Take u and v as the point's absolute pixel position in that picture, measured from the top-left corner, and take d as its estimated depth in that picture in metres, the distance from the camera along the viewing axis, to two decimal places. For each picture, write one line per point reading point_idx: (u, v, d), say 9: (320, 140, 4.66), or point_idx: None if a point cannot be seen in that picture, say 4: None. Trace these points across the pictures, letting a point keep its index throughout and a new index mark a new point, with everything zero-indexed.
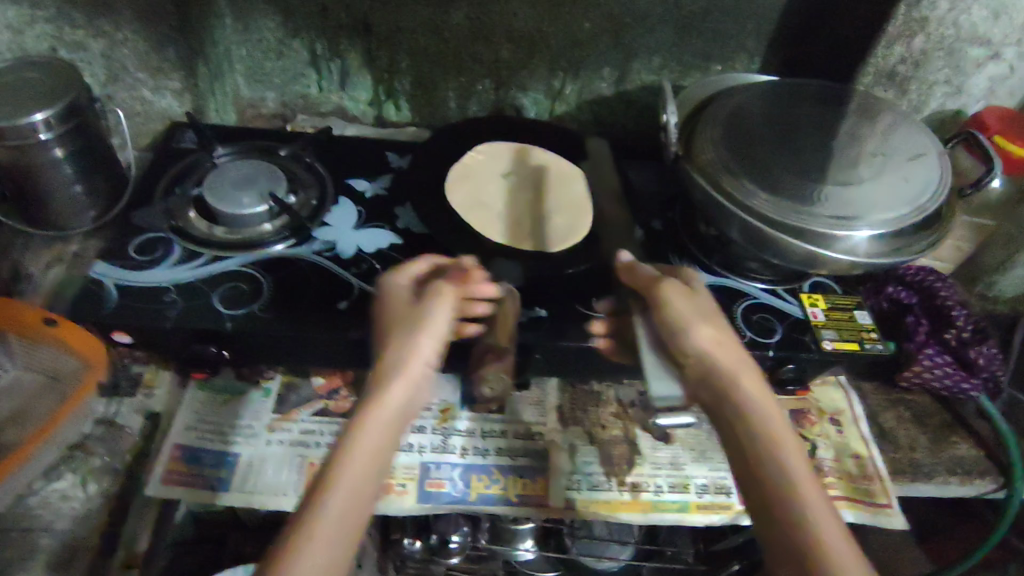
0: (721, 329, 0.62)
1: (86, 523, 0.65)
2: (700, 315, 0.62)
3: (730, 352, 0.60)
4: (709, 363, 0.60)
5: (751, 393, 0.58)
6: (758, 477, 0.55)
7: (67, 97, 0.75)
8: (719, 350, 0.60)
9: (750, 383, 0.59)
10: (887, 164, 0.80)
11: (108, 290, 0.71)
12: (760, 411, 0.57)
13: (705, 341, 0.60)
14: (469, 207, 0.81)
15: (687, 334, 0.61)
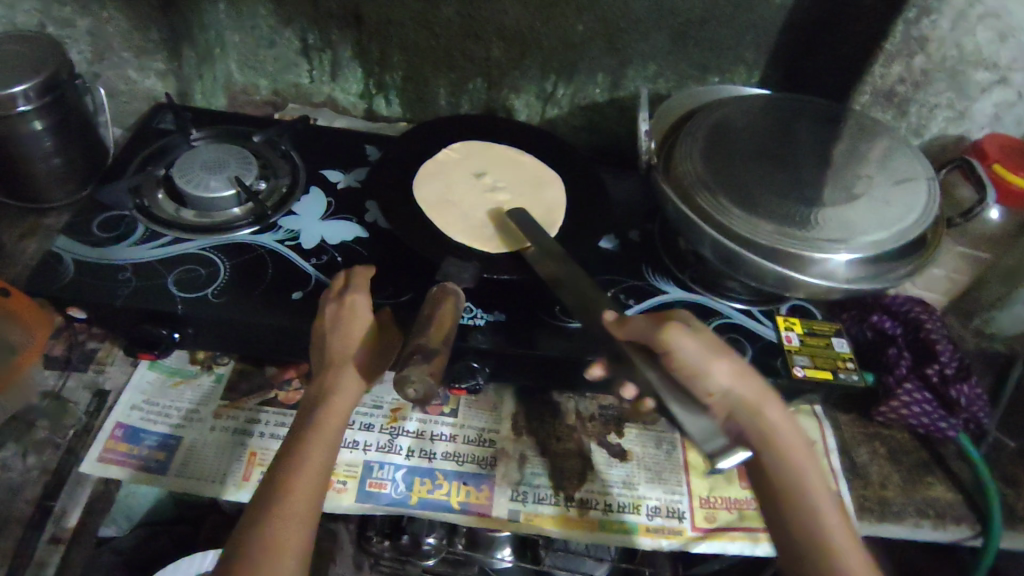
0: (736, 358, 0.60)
1: (19, 494, 0.65)
2: (712, 347, 0.58)
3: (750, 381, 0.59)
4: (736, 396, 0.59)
5: (775, 423, 0.59)
6: (798, 511, 0.56)
7: (47, 71, 0.77)
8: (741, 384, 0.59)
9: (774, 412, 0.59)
10: (872, 186, 0.77)
11: (65, 265, 0.71)
12: (784, 440, 0.58)
13: (727, 377, 0.58)
14: (435, 204, 0.80)
15: (713, 376, 0.57)
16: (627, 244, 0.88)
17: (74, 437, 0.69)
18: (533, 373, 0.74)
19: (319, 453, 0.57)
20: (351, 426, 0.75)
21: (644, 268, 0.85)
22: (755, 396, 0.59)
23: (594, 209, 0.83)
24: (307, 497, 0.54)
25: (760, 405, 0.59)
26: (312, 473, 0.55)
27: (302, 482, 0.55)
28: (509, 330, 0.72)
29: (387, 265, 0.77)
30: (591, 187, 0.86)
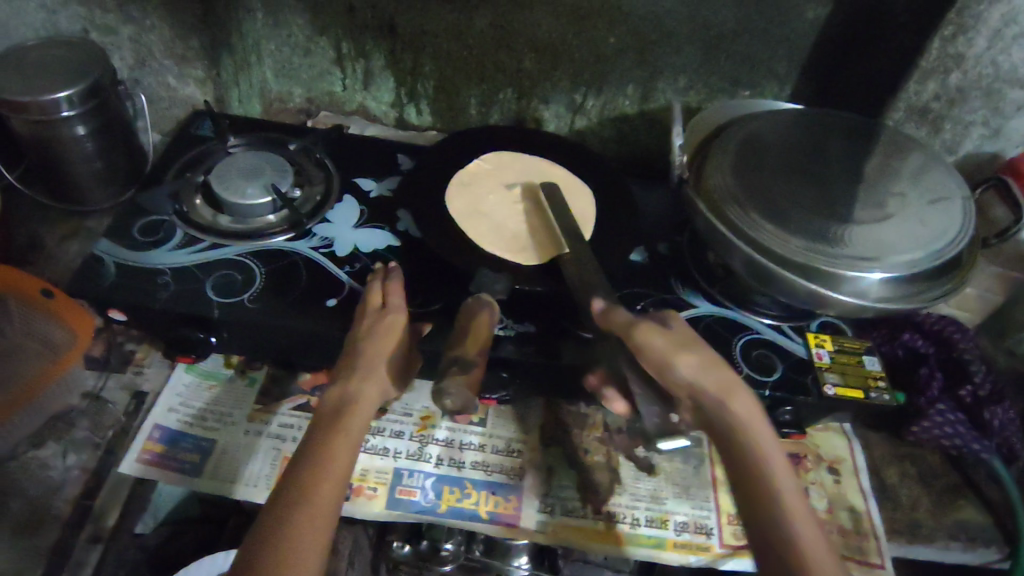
0: (708, 352, 0.58)
1: (60, 492, 0.67)
2: (677, 342, 0.58)
3: (718, 371, 0.57)
4: (702, 387, 0.56)
5: (744, 414, 0.56)
6: (766, 507, 0.52)
7: (91, 78, 0.78)
8: (705, 373, 0.57)
9: (743, 404, 0.56)
10: (907, 206, 0.76)
11: (106, 268, 0.73)
12: (753, 432, 0.55)
13: (692, 368, 0.57)
14: (467, 215, 0.80)
15: (676, 369, 0.56)
16: (656, 256, 0.89)
17: (113, 437, 0.71)
18: (562, 385, 0.74)
19: (340, 459, 0.56)
20: (382, 433, 0.76)
21: (674, 281, 0.85)
22: (726, 387, 0.57)
23: (625, 221, 0.83)
24: (325, 505, 0.53)
25: (726, 395, 0.56)
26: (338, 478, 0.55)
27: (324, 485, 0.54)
28: (540, 342, 0.72)
29: (419, 274, 0.77)
30: (621, 199, 0.86)
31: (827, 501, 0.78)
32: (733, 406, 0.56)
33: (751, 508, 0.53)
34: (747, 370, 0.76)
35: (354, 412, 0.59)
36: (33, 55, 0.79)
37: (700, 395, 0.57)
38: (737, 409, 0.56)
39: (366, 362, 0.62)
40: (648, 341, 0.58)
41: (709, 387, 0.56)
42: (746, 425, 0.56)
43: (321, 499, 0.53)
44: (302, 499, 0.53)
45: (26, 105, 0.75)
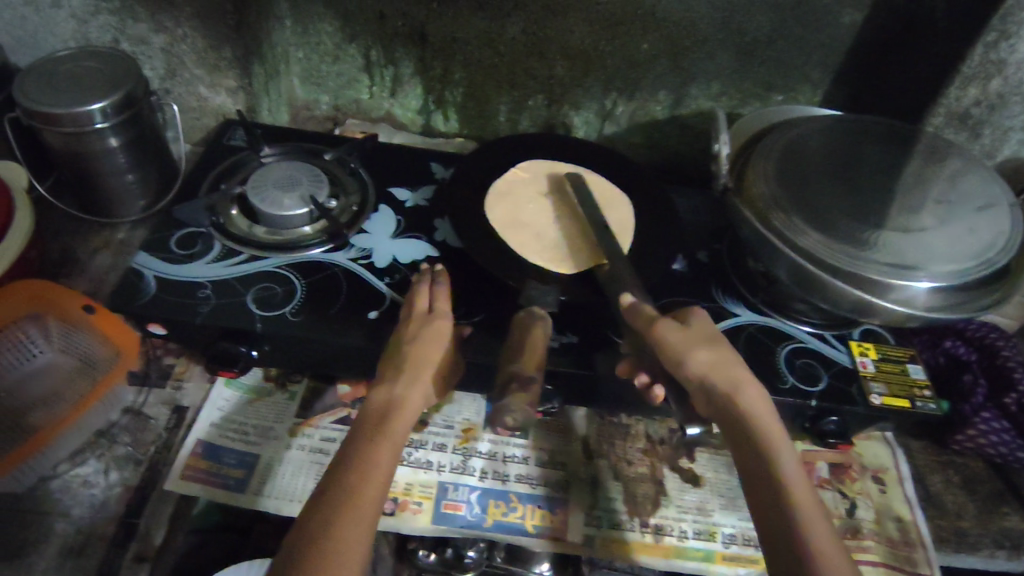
0: (720, 350, 0.60)
1: (103, 511, 0.66)
2: (691, 340, 0.59)
3: (726, 367, 0.59)
4: (711, 381, 0.58)
5: (750, 406, 0.57)
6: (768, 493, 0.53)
7: (123, 88, 0.77)
8: (713, 369, 0.58)
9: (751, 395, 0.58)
10: (955, 214, 0.75)
11: (146, 282, 0.72)
12: (760, 422, 0.56)
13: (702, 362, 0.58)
14: (508, 224, 0.79)
15: (686, 364, 0.58)
16: (694, 263, 0.88)
17: (155, 453, 0.70)
18: (606, 397, 0.74)
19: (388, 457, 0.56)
20: (425, 446, 0.75)
21: (714, 290, 0.85)
22: (735, 380, 0.58)
23: (664, 230, 0.83)
24: (372, 500, 0.53)
25: (736, 389, 0.57)
26: (381, 482, 0.54)
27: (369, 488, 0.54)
28: (586, 353, 0.71)
29: (459, 285, 0.77)
30: (659, 207, 0.85)
31: (874, 511, 0.78)
32: (742, 398, 0.57)
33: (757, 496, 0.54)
34: (793, 380, 0.75)
35: (396, 417, 0.58)
36: (66, 65, 0.79)
37: (710, 390, 0.58)
38: (746, 400, 0.57)
39: (413, 365, 0.62)
40: (663, 339, 0.59)
41: (718, 380, 0.58)
42: (757, 417, 0.57)
43: (363, 501, 0.53)
44: (348, 501, 0.52)
45: (60, 117, 0.74)
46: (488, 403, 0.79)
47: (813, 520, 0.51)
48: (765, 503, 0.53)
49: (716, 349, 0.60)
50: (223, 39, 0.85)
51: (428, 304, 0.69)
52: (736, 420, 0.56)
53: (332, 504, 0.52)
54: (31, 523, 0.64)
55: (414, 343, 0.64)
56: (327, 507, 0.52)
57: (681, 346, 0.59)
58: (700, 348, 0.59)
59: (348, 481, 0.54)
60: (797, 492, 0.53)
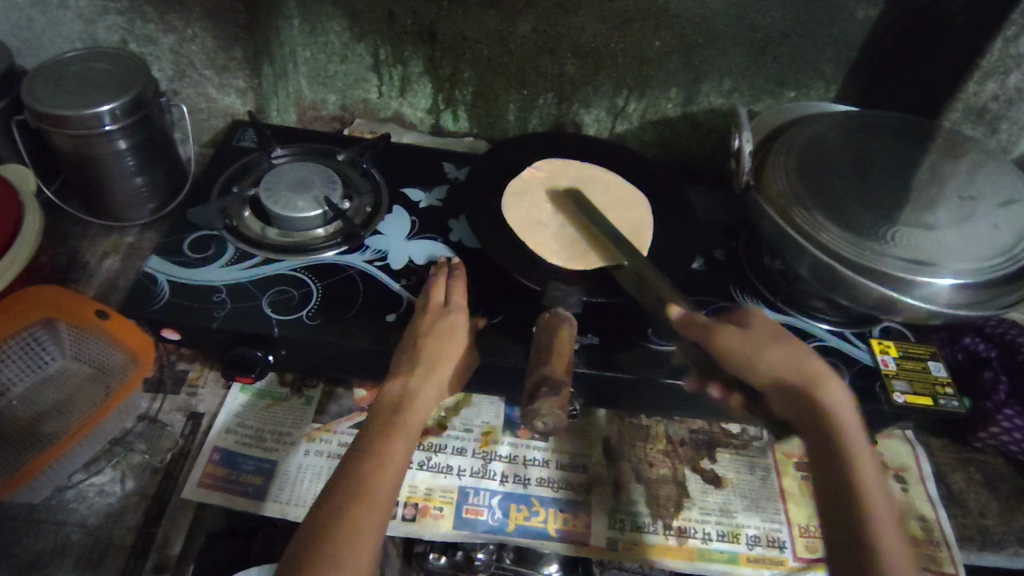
0: (794, 349, 0.61)
1: (121, 520, 0.65)
2: (761, 343, 0.61)
3: (802, 367, 0.60)
4: (787, 380, 0.60)
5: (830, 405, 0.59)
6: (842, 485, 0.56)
7: (134, 90, 0.76)
8: (790, 369, 0.60)
9: (833, 393, 0.60)
10: (979, 211, 0.74)
11: (160, 286, 0.71)
12: (841, 422, 0.58)
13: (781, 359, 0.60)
14: (524, 224, 0.79)
15: (758, 365, 0.59)
16: (712, 262, 0.87)
17: (172, 461, 0.69)
18: (627, 398, 0.73)
19: (401, 450, 0.57)
20: (444, 451, 0.75)
21: (732, 289, 0.84)
22: (812, 379, 0.60)
23: (682, 228, 0.82)
24: (384, 492, 0.54)
25: (815, 386, 0.60)
26: (392, 475, 0.56)
27: (379, 481, 0.55)
28: (607, 354, 0.70)
29: (478, 286, 0.76)
30: (676, 205, 0.85)
31: (897, 510, 0.77)
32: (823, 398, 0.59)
33: (828, 493, 0.56)
34: None
35: (412, 409, 0.60)
36: (74, 67, 0.78)
37: (788, 388, 0.60)
38: (825, 399, 0.59)
39: (427, 358, 0.63)
40: (733, 340, 0.60)
41: (794, 379, 0.60)
42: (835, 414, 0.59)
43: (375, 495, 0.54)
44: (360, 491, 0.54)
45: (69, 119, 0.73)
46: (506, 406, 0.79)
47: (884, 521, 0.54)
48: (838, 500, 0.56)
49: (792, 349, 0.62)
50: (232, 39, 0.84)
51: (443, 297, 0.70)
52: (814, 418, 0.59)
53: (344, 494, 0.53)
54: (47, 534, 0.63)
55: (430, 336, 0.65)
56: (334, 498, 0.53)
57: (755, 347, 0.61)
58: (777, 347, 0.61)
59: (361, 474, 0.55)
60: (870, 493, 0.55)
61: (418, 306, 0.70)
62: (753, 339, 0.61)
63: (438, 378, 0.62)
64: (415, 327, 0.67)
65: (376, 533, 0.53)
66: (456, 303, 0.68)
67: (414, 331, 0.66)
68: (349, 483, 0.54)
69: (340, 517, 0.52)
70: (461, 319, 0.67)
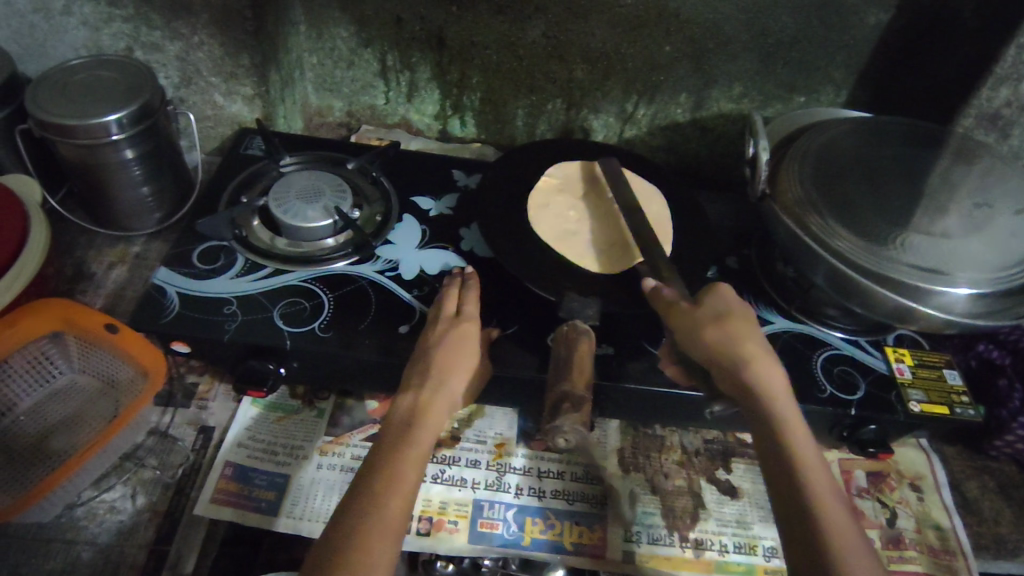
0: (739, 325, 0.61)
1: (132, 537, 0.65)
2: (703, 319, 0.60)
3: (739, 343, 0.59)
4: (725, 359, 0.59)
5: (762, 383, 0.58)
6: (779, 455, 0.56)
7: (141, 98, 0.74)
8: (726, 347, 0.59)
9: (772, 368, 0.59)
10: (996, 218, 0.73)
11: (170, 298, 0.70)
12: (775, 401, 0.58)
13: (723, 334, 0.60)
14: (555, 237, 0.77)
15: (700, 345, 0.59)
16: (724, 271, 0.87)
17: (183, 476, 0.69)
18: (643, 409, 0.72)
19: (414, 467, 0.56)
20: (458, 463, 0.74)
21: (746, 296, 0.84)
22: (751, 357, 0.59)
23: (696, 235, 0.81)
24: (397, 510, 0.53)
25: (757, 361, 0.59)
26: (404, 493, 0.54)
27: (392, 499, 0.53)
28: (622, 365, 0.70)
29: (491, 295, 0.75)
30: (688, 212, 0.84)
31: (913, 520, 0.77)
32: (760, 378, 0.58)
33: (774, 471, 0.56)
34: (831, 389, 0.74)
35: (422, 423, 0.59)
36: (79, 74, 0.76)
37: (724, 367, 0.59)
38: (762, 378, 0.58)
39: (438, 371, 0.62)
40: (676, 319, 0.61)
41: (730, 358, 0.59)
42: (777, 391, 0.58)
43: (387, 514, 0.52)
44: (370, 511, 0.52)
45: (75, 129, 0.71)
46: (519, 417, 0.78)
47: (830, 502, 0.53)
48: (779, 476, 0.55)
49: (734, 324, 0.61)
50: (240, 46, 0.84)
51: (455, 308, 0.69)
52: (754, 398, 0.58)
53: (355, 516, 0.52)
54: (57, 552, 0.63)
55: (439, 348, 0.64)
56: (346, 520, 0.52)
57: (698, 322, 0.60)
58: (714, 324, 0.60)
59: (370, 493, 0.53)
60: (807, 461, 0.55)
61: (428, 318, 0.69)
62: (689, 316, 0.61)
63: (451, 392, 0.61)
64: (424, 339, 0.66)
65: (391, 553, 0.51)
66: (469, 314, 0.68)
67: (425, 344, 0.65)
68: (359, 505, 0.53)
69: (351, 539, 0.51)
70: (474, 330, 0.66)
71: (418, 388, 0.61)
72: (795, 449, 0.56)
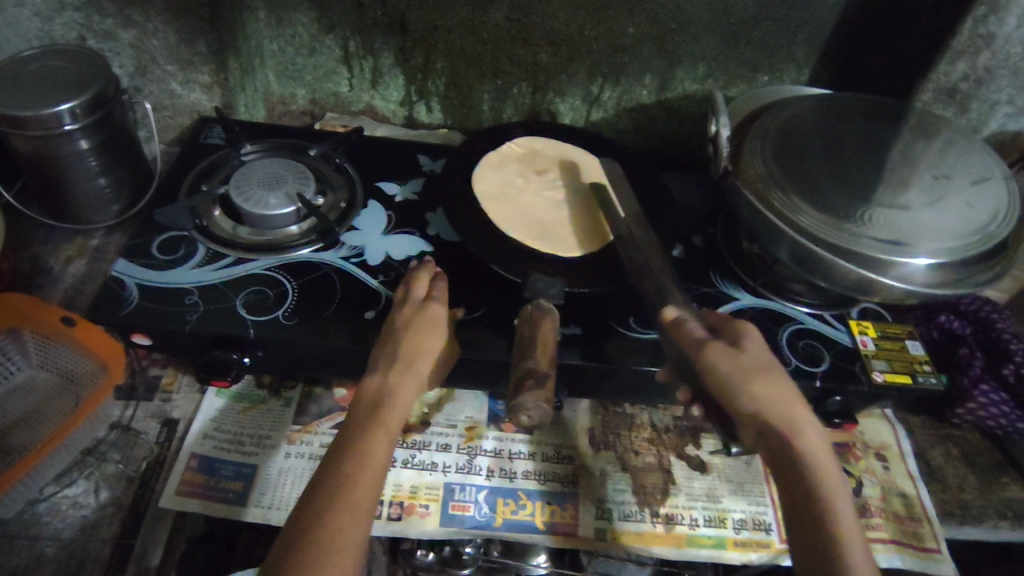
0: (779, 382, 0.59)
1: (96, 531, 0.64)
2: (746, 372, 0.58)
3: (784, 404, 0.58)
4: (770, 420, 0.57)
5: (808, 446, 0.57)
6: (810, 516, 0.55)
7: (93, 87, 0.73)
8: (773, 406, 0.57)
9: (813, 434, 0.57)
10: (953, 190, 0.74)
11: (128, 290, 0.69)
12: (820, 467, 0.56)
13: (763, 395, 0.57)
14: (492, 195, 0.79)
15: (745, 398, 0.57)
16: (691, 250, 0.88)
17: (147, 469, 0.68)
18: (612, 387, 0.72)
19: (383, 447, 0.56)
20: (428, 448, 0.74)
21: (712, 274, 0.85)
22: (795, 422, 0.57)
23: (663, 213, 0.81)
24: (368, 490, 0.53)
25: (796, 425, 0.57)
26: (374, 474, 0.55)
27: (362, 477, 0.54)
28: (588, 345, 0.70)
29: (456, 280, 0.75)
30: (654, 190, 0.84)
31: (879, 489, 0.79)
32: (804, 442, 0.57)
33: (805, 531, 0.55)
34: (797, 362, 0.74)
35: (391, 404, 0.58)
36: (31, 64, 0.74)
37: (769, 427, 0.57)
38: (804, 439, 0.57)
39: (407, 351, 0.61)
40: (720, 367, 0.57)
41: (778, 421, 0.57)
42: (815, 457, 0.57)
43: (359, 492, 0.53)
44: (340, 490, 0.53)
45: (26, 119, 0.69)
46: (490, 399, 0.78)
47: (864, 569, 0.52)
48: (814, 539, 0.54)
49: (778, 382, 0.59)
50: (195, 32, 0.82)
51: (425, 290, 0.69)
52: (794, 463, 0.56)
53: (323, 493, 0.52)
54: (20, 549, 0.62)
55: (407, 330, 0.63)
56: (316, 499, 0.52)
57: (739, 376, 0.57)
58: (760, 379, 0.58)
59: (339, 474, 0.54)
60: (843, 524, 0.54)
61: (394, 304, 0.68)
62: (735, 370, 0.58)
63: (420, 373, 0.61)
64: (388, 320, 0.66)
65: (361, 532, 0.52)
66: (436, 297, 0.67)
67: (392, 325, 0.65)
68: (328, 484, 0.53)
69: (323, 516, 0.51)
70: (444, 313, 0.66)
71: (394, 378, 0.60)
72: (833, 516, 0.55)
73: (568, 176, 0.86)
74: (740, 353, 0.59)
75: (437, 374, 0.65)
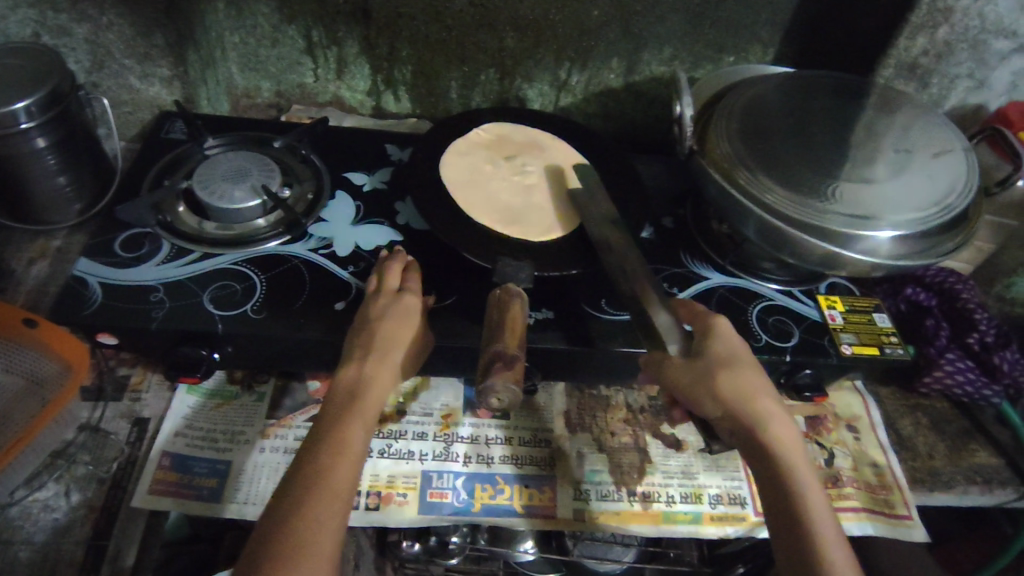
0: (746, 374, 0.61)
1: (68, 533, 0.63)
2: (710, 368, 0.60)
3: (750, 396, 0.60)
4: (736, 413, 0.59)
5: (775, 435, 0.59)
6: (781, 503, 0.56)
7: (48, 83, 0.71)
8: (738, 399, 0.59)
9: (780, 425, 0.59)
10: (915, 163, 0.75)
11: (92, 290, 0.67)
12: (788, 456, 0.58)
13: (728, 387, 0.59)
14: (458, 182, 0.79)
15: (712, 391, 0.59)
16: (662, 231, 0.88)
17: (119, 470, 0.67)
18: (586, 369, 0.73)
19: (358, 439, 0.56)
20: (404, 437, 0.74)
21: (682, 255, 0.85)
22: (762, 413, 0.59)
23: (632, 195, 0.82)
24: (344, 481, 0.53)
25: (764, 415, 0.59)
26: (349, 465, 0.54)
27: (337, 468, 0.54)
28: (560, 328, 0.70)
29: (426, 268, 0.75)
30: (622, 173, 0.85)
31: (851, 459, 0.80)
32: (772, 433, 0.59)
33: (778, 517, 0.56)
34: (767, 337, 0.75)
35: (365, 397, 0.58)
36: None
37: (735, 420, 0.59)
38: (771, 428, 0.59)
39: (380, 343, 0.61)
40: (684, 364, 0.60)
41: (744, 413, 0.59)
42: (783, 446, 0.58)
43: (335, 483, 0.53)
44: (316, 482, 0.52)
45: None
46: (465, 387, 0.78)
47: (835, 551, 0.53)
48: (785, 524, 0.55)
49: (745, 375, 0.60)
50: (152, 24, 0.80)
51: (398, 281, 0.68)
52: (762, 453, 0.58)
53: (298, 484, 0.52)
54: None
55: (380, 322, 0.63)
56: (291, 489, 0.52)
57: (702, 371, 0.60)
58: (726, 373, 0.60)
59: (314, 465, 0.53)
60: (812, 507, 0.55)
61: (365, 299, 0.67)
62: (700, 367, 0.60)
63: (392, 366, 0.61)
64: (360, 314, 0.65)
65: (338, 520, 0.51)
66: (408, 288, 0.67)
67: (364, 318, 0.64)
68: (303, 475, 0.53)
69: (299, 507, 0.51)
70: (417, 304, 0.65)
71: (366, 374, 0.59)
72: (803, 501, 0.56)
73: (535, 160, 0.85)
74: (706, 350, 0.62)
75: (412, 365, 0.65)
